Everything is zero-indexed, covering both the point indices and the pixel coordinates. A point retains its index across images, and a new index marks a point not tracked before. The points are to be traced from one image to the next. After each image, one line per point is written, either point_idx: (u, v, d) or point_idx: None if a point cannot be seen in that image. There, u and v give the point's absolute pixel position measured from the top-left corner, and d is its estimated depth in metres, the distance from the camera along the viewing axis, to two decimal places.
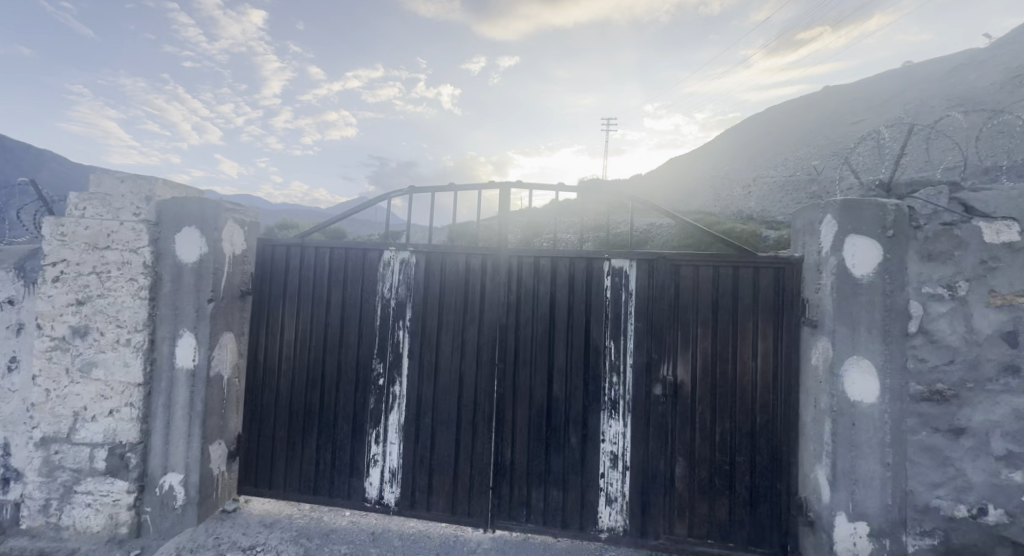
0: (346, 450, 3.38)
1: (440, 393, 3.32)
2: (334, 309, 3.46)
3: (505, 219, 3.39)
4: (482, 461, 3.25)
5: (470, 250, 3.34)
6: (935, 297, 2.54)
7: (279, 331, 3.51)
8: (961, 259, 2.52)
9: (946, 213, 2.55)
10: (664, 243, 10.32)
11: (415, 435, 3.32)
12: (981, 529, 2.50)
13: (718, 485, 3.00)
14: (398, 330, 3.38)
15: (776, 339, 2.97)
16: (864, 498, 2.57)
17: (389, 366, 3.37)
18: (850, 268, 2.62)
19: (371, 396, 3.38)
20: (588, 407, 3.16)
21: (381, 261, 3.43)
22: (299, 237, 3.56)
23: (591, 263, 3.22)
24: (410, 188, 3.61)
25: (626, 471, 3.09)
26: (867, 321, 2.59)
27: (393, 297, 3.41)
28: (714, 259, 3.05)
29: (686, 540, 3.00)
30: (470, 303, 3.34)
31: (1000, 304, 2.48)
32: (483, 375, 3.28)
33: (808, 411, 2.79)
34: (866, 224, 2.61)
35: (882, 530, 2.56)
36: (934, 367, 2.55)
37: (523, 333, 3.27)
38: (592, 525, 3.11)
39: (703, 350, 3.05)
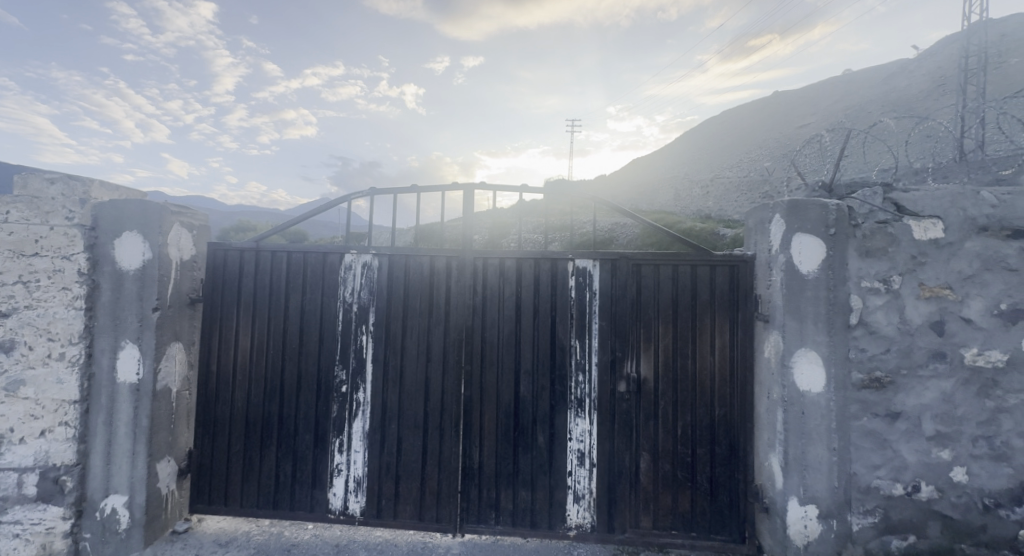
0: (308, 461, 3.27)
1: (405, 398, 3.26)
2: (292, 316, 3.34)
3: (470, 220, 3.37)
4: (450, 464, 3.22)
5: (434, 252, 3.30)
6: (873, 291, 2.73)
7: (233, 339, 3.35)
8: (895, 255, 2.72)
9: (881, 212, 2.74)
10: (629, 242, 10.63)
11: (381, 442, 3.25)
12: (915, 505, 2.71)
13: (680, 477, 3.10)
14: (361, 335, 3.31)
15: (732, 334, 3.11)
16: (813, 482, 2.73)
17: (353, 373, 3.29)
18: (797, 265, 2.77)
19: (334, 404, 3.28)
20: (555, 406, 3.19)
21: (341, 264, 3.34)
22: (254, 241, 3.40)
23: (556, 263, 3.26)
24: (373, 189, 3.54)
25: (593, 468, 3.15)
26: (813, 315, 2.75)
27: (355, 301, 3.32)
28: (673, 257, 3.15)
29: (652, 532, 3.09)
30: (436, 305, 3.30)
31: (929, 296, 2.70)
32: (450, 378, 3.25)
33: (762, 402, 2.94)
34: (812, 223, 2.77)
35: (831, 512, 2.72)
36: (873, 356, 2.73)
37: (489, 334, 3.27)
38: (561, 523, 3.15)
39: (665, 346, 3.14)
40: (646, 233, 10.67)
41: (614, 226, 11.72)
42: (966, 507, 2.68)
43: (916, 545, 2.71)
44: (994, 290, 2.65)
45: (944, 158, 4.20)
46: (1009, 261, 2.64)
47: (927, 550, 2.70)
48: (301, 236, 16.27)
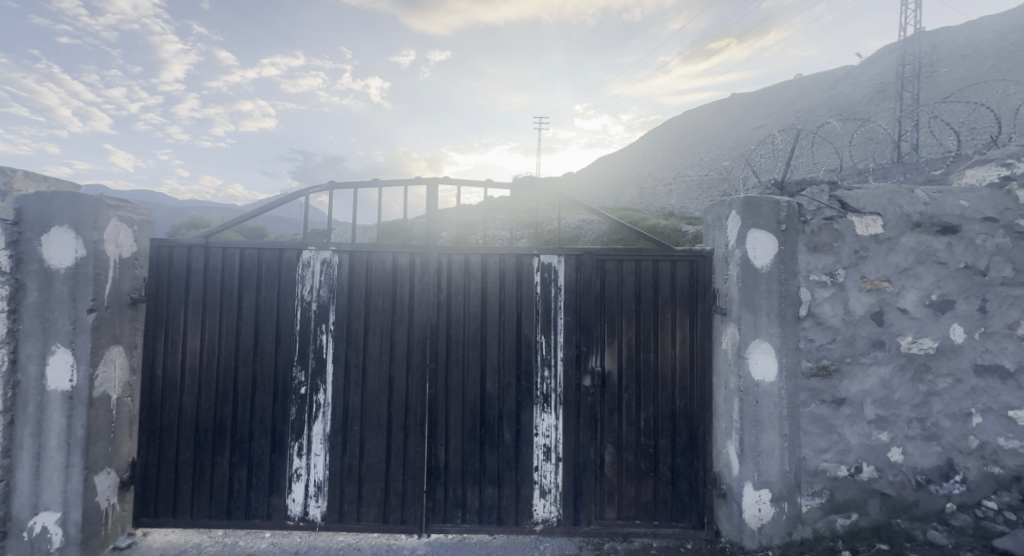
0: (265, 466, 3.13)
1: (368, 398, 3.18)
2: (246, 315, 3.18)
3: (435, 215, 3.32)
4: (415, 464, 3.16)
5: (397, 248, 3.23)
6: (820, 284, 2.89)
7: (181, 341, 3.16)
8: (840, 250, 2.89)
9: (827, 209, 2.91)
10: (594, 239, 10.79)
11: (343, 444, 3.15)
12: (858, 485, 2.90)
13: (644, 468, 3.17)
14: (320, 335, 3.19)
15: (692, 327, 3.21)
16: (766, 467, 2.86)
17: (312, 374, 3.17)
18: (752, 260, 2.89)
19: (292, 406, 3.15)
20: (521, 402, 3.20)
21: (299, 261, 3.21)
22: (203, 236, 3.21)
23: (522, 260, 3.26)
24: (332, 184, 3.43)
25: (559, 462, 3.17)
26: (767, 307, 2.88)
27: (314, 299, 3.20)
28: (635, 253, 3.22)
29: (616, 522, 3.14)
30: (400, 303, 3.23)
31: (870, 288, 2.89)
32: (414, 377, 3.19)
33: (721, 392, 3.05)
34: (765, 219, 2.89)
35: (782, 495, 2.86)
36: (821, 346, 2.90)
37: (455, 332, 3.23)
38: (527, 518, 3.16)
39: (628, 340, 3.21)
40: (609, 231, 10.87)
41: (580, 222, 11.86)
42: (902, 485, 2.89)
43: (859, 523, 2.89)
44: (925, 283, 2.87)
45: (883, 160, 4.50)
46: (938, 256, 2.87)
47: (868, 526, 2.88)
48: (257, 232, 15.58)
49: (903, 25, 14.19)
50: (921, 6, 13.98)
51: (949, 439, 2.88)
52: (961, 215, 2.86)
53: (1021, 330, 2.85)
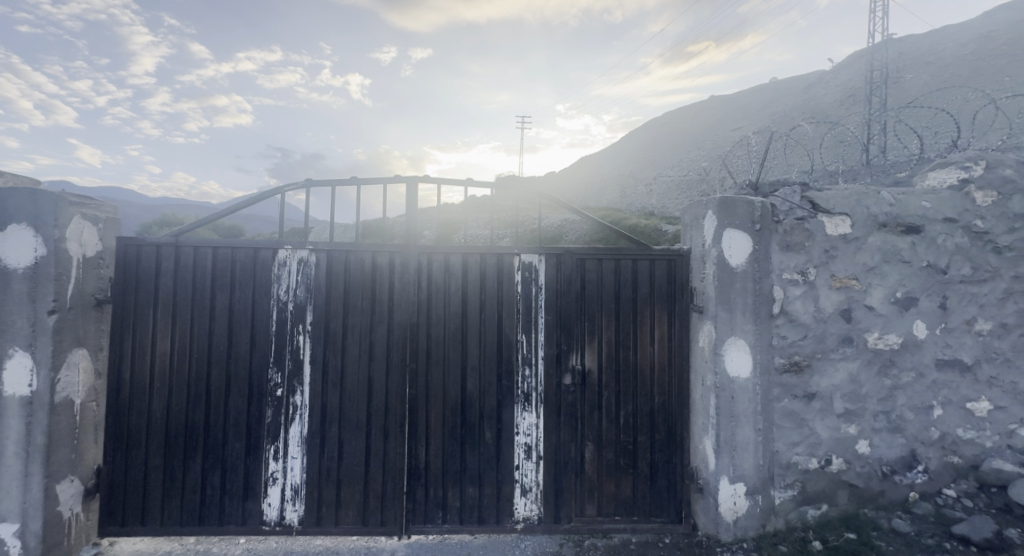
0: (239, 471, 3.05)
1: (347, 400, 3.13)
2: (219, 316, 3.09)
3: (415, 214, 3.29)
4: (395, 465, 3.13)
5: (376, 247, 3.18)
6: (792, 282, 2.97)
7: (150, 343, 3.05)
8: (811, 250, 2.98)
9: (799, 210, 2.99)
10: (577, 238, 10.85)
11: (320, 446, 3.09)
12: (827, 477, 3.00)
13: (623, 464, 3.21)
14: (297, 336, 3.13)
15: (670, 325, 3.27)
16: (741, 462, 2.93)
17: (289, 375, 3.10)
18: (728, 259, 2.96)
19: (267, 409, 3.08)
20: (502, 401, 3.20)
21: (275, 260, 3.14)
22: (173, 235, 3.11)
23: (503, 259, 3.26)
24: (309, 181, 3.36)
25: (540, 461, 3.19)
26: (742, 305, 2.95)
27: (290, 299, 3.14)
28: (615, 252, 3.26)
29: (596, 519, 3.18)
30: (379, 303, 3.19)
31: (839, 287, 2.99)
32: (394, 378, 3.16)
33: (698, 388, 3.11)
34: (740, 219, 2.96)
35: (756, 488, 2.94)
36: (793, 343, 2.98)
37: (435, 331, 3.21)
38: (508, 517, 3.17)
39: (608, 338, 3.24)
40: (589, 229, 10.95)
41: (562, 221, 11.91)
42: (868, 476, 3.00)
43: (829, 513, 2.99)
44: (891, 281, 2.99)
45: (853, 162, 4.66)
46: (902, 255, 2.99)
47: (837, 516, 2.97)
48: (235, 230, 15.09)
49: (870, 32, 14.68)
50: (887, 14, 14.49)
51: (912, 431, 3.01)
52: (923, 216, 2.98)
53: (978, 326, 2.99)
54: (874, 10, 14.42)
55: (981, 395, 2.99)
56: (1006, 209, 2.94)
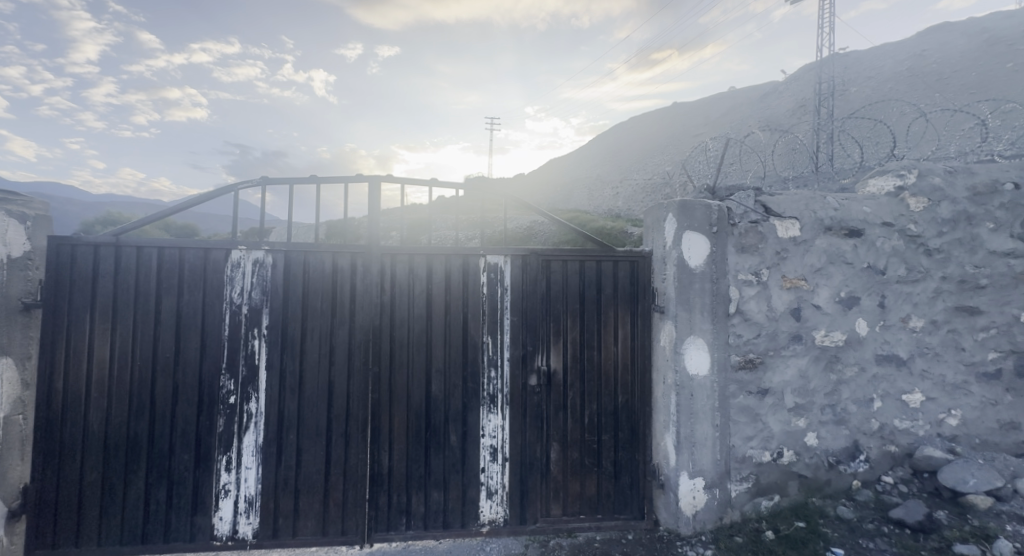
0: (187, 484, 2.88)
1: (305, 406, 3.01)
2: (166, 320, 2.90)
3: (379, 214, 3.21)
4: (356, 472, 3.04)
5: (338, 248, 3.08)
6: (747, 283, 3.11)
7: (86, 350, 2.83)
8: (764, 251, 3.12)
9: (753, 213, 3.13)
10: (546, 239, 10.94)
11: (277, 455, 2.96)
12: (779, 468, 3.14)
13: (588, 463, 3.25)
14: (252, 340, 2.99)
15: (633, 325, 3.34)
16: (700, 457, 3.02)
17: (242, 382, 2.96)
18: (687, 260, 3.06)
19: (219, 418, 2.92)
20: (467, 404, 3.17)
21: (228, 261, 2.98)
22: (114, 233, 2.90)
23: (468, 261, 3.24)
24: (265, 178, 3.22)
25: (505, 462, 3.18)
26: (700, 305, 3.05)
27: (244, 302, 2.99)
28: (580, 253, 3.29)
29: (562, 519, 3.20)
30: (340, 305, 3.09)
31: (789, 287, 3.14)
32: (356, 382, 3.07)
33: (659, 386, 3.20)
34: (698, 222, 3.06)
35: (714, 482, 3.04)
36: (747, 341, 3.11)
37: (399, 333, 3.14)
38: (473, 520, 3.14)
39: (573, 339, 3.28)
40: (558, 231, 11.05)
41: (532, 223, 11.99)
42: (816, 466, 3.17)
43: (780, 503, 3.14)
44: (835, 281, 3.17)
45: (803, 169, 4.92)
46: (846, 257, 3.18)
47: (788, 506, 3.12)
48: (192, 230, 14.35)
49: (818, 47, 15.53)
50: (833, 31, 15.37)
51: (855, 423, 3.20)
52: (864, 220, 3.19)
53: (913, 323, 3.22)
54: (822, 26, 15.28)
55: (915, 387, 3.22)
56: (935, 215, 3.19)
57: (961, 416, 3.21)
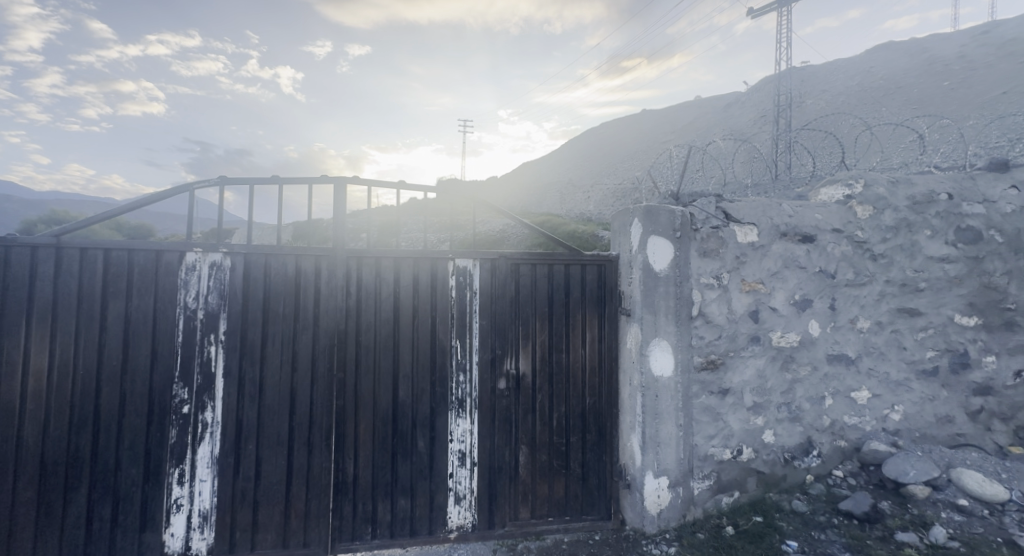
0: (135, 500, 2.71)
1: (265, 415, 2.90)
2: (113, 327, 2.74)
3: (345, 216, 3.14)
4: (320, 481, 2.95)
5: (301, 251, 2.99)
6: (709, 286, 3.21)
7: (20, 360, 2.63)
8: (724, 256, 3.24)
9: (714, 219, 3.24)
10: (518, 242, 10.99)
11: (234, 466, 2.84)
12: (738, 466, 3.26)
13: (556, 465, 3.27)
14: (207, 346, 2.85)
15: (600, 328, 3.39)
16: (665, 456, 3.10)
17: (197, 391, 2.82)
18: (652, 264, 3.13)
19: (171, 429, 2.77)
20: (435, 408, 3.13)
21: (182, 264, 2.84)
22: (54, 233, 2.71)
23: (437, 264, 3.20)
24: (224, 178, 3.09)
25: (474, 467, 3.15)
26: (664, 308, 3.13)
27: (200, 307, 2.86)
28: (548, 257, 3.32)
29: (530, 521, 3.20)
30: (303, 310, 3.00)
31: (748, 290, 3.27)
32: (320, 388, 2.98)
33: (626, 388, 3.26)
34: (663, 227, 3.14)
35: (678, 481, 3.12)
36: (709, 343, 3.21)
37: (365, 338, 3.07)
38: (441, 527, 3.10)
39: (542, 342, 3.30)
40: (530, 234, 11.13)
41: (504, 226, 12.02)
42: (773, 462, 3.31)
43: (740, 499, 3.25)
44: (790, 284, 3.32)
45: (763, 177, 5.14)
46: (799, 261, 3.34)
47: (747, 501, 3.25)
48: (146, 229, 13.65)
49: (776, 60, 16.24)
50: (790, 45, 16.11)
51: (808, 420, 3.36)
52: (816, 226, 3.36)
53: (860, 324, 3.42)
54: (779, 41, 16.00)
55: (862, 384, 3.41)
56: (879, 222, 3.39)
57: (903, 411, 3.42)
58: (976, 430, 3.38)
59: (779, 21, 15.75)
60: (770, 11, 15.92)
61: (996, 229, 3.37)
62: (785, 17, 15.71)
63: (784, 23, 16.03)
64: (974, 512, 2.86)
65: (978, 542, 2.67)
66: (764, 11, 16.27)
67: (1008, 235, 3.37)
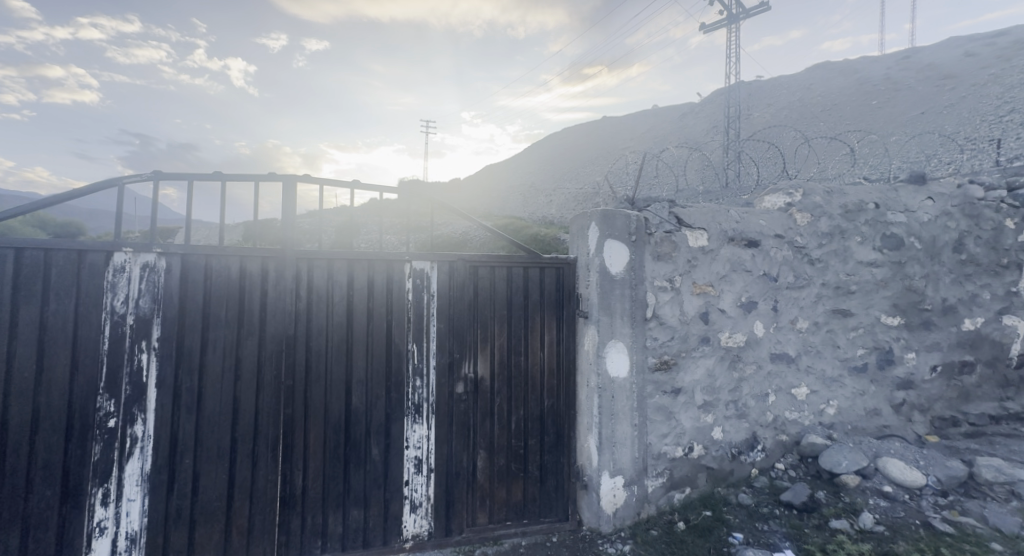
0: (49, 525, 2.45)
1: (204, 426, 2.71)
2: (24, 334, 2.46)
3: (294, 216, 2.99)
4: (266, 494, 2.79)
5: (246, 251, 2.82)
6: (663, 289, 3.30)
7: None
8: (677, 260, 3.34)
9: (668, 224, 3.34)
10: (481, 245, 10.96)
11: (168, 482, 2.63)
12: (690, 462, 3.36)
13: (514, 469, 3.25)
14: (138, 354, 2.63)
15: (558, 330, 3.42)
16: (620, 456, 3.15)
17: (125, 402, 2.59)
18: (609, 268, 3.18)
19: (94, 444, 2.53)
20: (391, 415, 3.03)
21: (109, 265, 2.60)
22: None
23: (393, 266, 3.11)
24: (158, 172, 2.86)
25: (430, 474, 3.08)
26: (620, 310, 3.19)
27: (129, 312, 2.63)
28: (507, 260, 3.30)
29: (487, 527, 3.17)
30: (247, 314, 2.83)
31: (699, 293, 3.39)
32: (266, 397, 2.82)
33: (584, 390, 3.29)
34: (619, 231, 3.20)
35: (633, 479, 3.18)
36: (662, 344, 3.30)
37: (315, 343, 2.93)
38: (396, 537, 3.01)
39: (500, 346, 3.27)
40: (492, 237, 11.11)
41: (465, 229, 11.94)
42: (721, 458, 3.44)
43: (690, 495, 3.36)
44: (737, 287, 3.48)
45: (714, 184, 5.37)
46: (745, 265, 3.50)
47: (697, 496, 3.36)
48: (75, 226, 12.60)
49: (727, 74, 17.02)
50: (739, 60, 16.95)
51: (753, 416, 3.52)
52: (760, 232, 3.53)
53: (800, 324, 3.62)
54: (729, 56, 16.83)
55: (801, 381, 3.61)
56: (816, 229, 3.61)
57: (837, 405, 3.66)
58: (899, 421, 3.67)
59: (729, 37, 16.57)
60: (721, 27, 16.72)
61: (915, 236, 3.70)
62: (734, 34, 16.53)
63: (733, 39, 16.89)
64: (897, 497, 3.10)
65: (900, 525, 2.89)
66: (715, 26, 17.07)
67: (925, 242, 3.71)
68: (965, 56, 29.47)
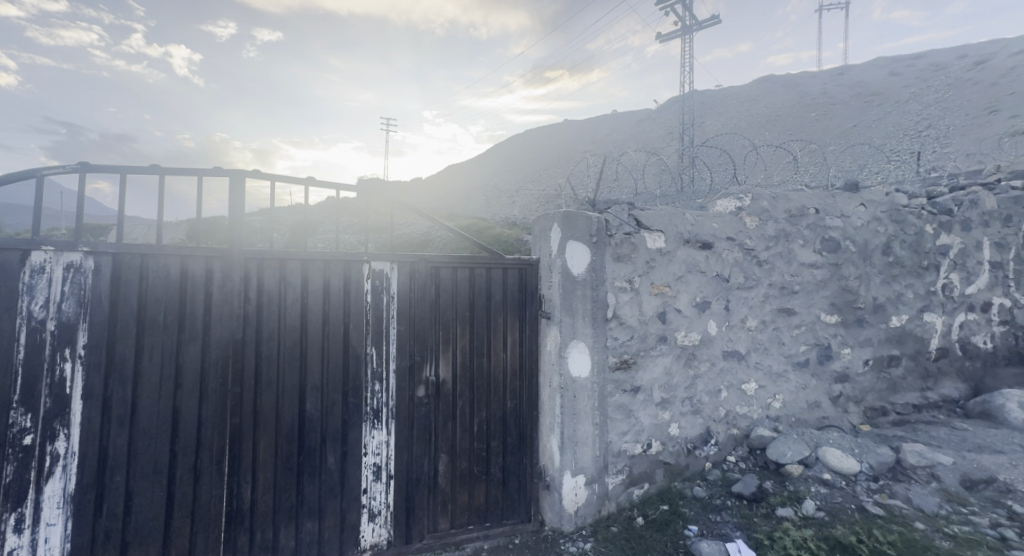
0: None
1: (139, 440, 2.50)
2: None
3: (242, 213, 2.81)
4: (209, 509, 2.62)
5: (188, 251, 2.63)
6: (622, 289, 3.37)
7: None
8: (635, 260, 3.41)
9: (627, 225, 3.42)
10: (443, 246, 10.82)
11: (97, 503, 2.42)
12: (648, 459, 3.45)
13: (476, 472, 3.21)
14: (60, 363, 2.39)
15: (521, 331, 3.41)
16: (582, 455, 3.18)
17: (45, 417, 2.35)
18: (570, 269, 3.21)
19: (6, 465, 2.27)
20: (348, 421, 2.92)
21: (25, 265, 2.35)
22: None
23: (350, 267, 2.99)
24: (85, 164, 2.62)
25: (389, 481, 2.99)
26: (581, 310, 3.22)
27: (50, 317, 2.38)
28: (469, 260, 3.26)
29: (449, 532, 3.11)
30: (189, 318, 2.64)
31: (657, 293, 3.48)
32: (210, 406, 2.64)
33: (546, 390, 3.30)
34: (580, 232, 3.23)
35: (593, 477, 3.22)
36: (622, 343, 3.36)
37: (266, 348, 2.78)
38: (353, 547, 2.90)
39: (462, 348, 3.23)
40: (454, 238, 10.99)
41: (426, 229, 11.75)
42: (678, 453, 3.54)
43: (648, 491, 3.44)
44: (691, 287, 3.60)
45: (670, 188, 5.54)
46: (700, 266, 3.63)
47: (655, 492, 3.44)
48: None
49: (682, 82, 17.63)
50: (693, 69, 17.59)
51: (707, 412, 3.65)
52: (712, 235, 3.67)
53: (749, 323, 3.79)
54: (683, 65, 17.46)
55: (750, 377, 3.78)
56: (764, 232, 3.80)
57: (782, 399, 3.85)
58: (837, 413, 3.92)
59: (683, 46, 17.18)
60: (675, 37, 17.32)
61: (850, 239, 3.96)
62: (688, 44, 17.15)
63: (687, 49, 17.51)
64: (835, 484, 3.30)
65: (838, 509, 3.08)
66: (670, 36, 17.67)
67: (859, 245, 3.98)
68: (889, 75, 32.02)
